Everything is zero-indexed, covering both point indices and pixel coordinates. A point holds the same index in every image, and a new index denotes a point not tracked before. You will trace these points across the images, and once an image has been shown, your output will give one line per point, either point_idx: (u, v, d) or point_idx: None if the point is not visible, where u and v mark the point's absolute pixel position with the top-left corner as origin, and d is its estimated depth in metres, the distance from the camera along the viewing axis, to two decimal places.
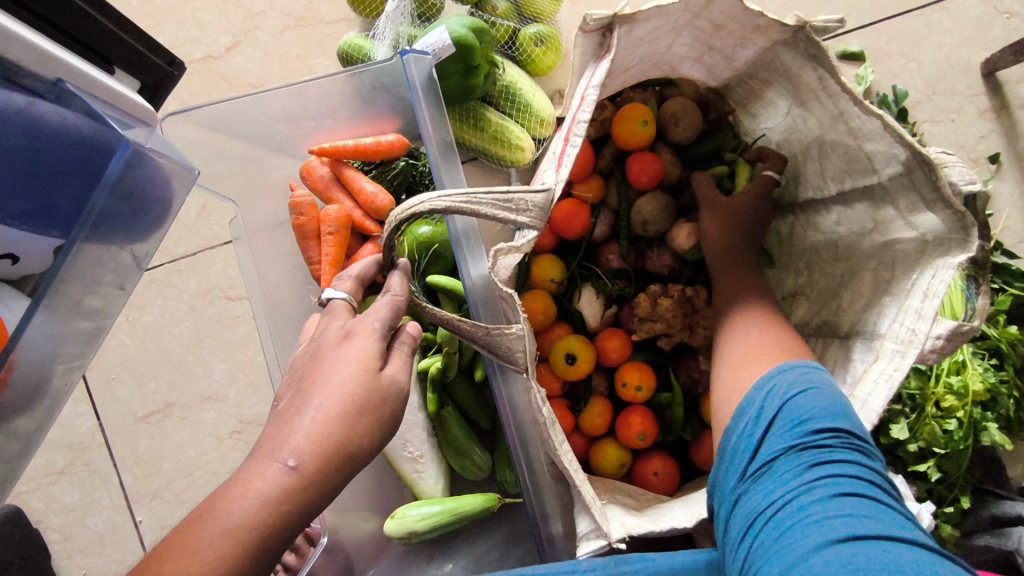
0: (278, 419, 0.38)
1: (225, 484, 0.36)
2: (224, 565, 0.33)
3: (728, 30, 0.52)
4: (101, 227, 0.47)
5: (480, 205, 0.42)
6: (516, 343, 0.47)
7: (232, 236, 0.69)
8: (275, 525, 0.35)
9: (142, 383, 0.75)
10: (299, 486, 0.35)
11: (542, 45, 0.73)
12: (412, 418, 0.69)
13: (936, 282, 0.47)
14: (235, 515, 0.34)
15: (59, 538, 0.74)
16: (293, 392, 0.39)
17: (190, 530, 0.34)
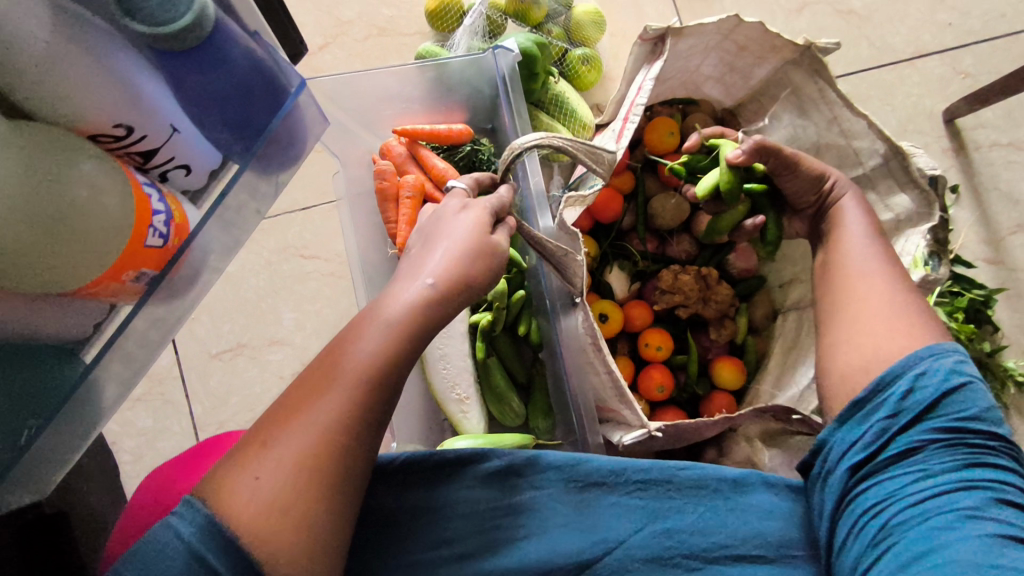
0: (415, 258, 0.49)
1: (378, 298, 0.46)
2: (385, 355, 0.43)
3: (749, 51, 0.67)
4: (264, 156, 0.54)
5: (579, 151, 0.57)
6: (580, 268, 0.61)
7: (336, 194, 0.79)
8: (417, 328, 0.45)
9: (219, 324, 0.85)
10: (434, 298, 0.46)
11: (587, 64, 0.87)
12: (462, 364, 0.80)
13: (908, 245, 0.62)
14: (393, 317, 0.45)
15: (131, 458, 0.82)
16: (422, 243, 0.51)
17: (358, 328, 0.44)
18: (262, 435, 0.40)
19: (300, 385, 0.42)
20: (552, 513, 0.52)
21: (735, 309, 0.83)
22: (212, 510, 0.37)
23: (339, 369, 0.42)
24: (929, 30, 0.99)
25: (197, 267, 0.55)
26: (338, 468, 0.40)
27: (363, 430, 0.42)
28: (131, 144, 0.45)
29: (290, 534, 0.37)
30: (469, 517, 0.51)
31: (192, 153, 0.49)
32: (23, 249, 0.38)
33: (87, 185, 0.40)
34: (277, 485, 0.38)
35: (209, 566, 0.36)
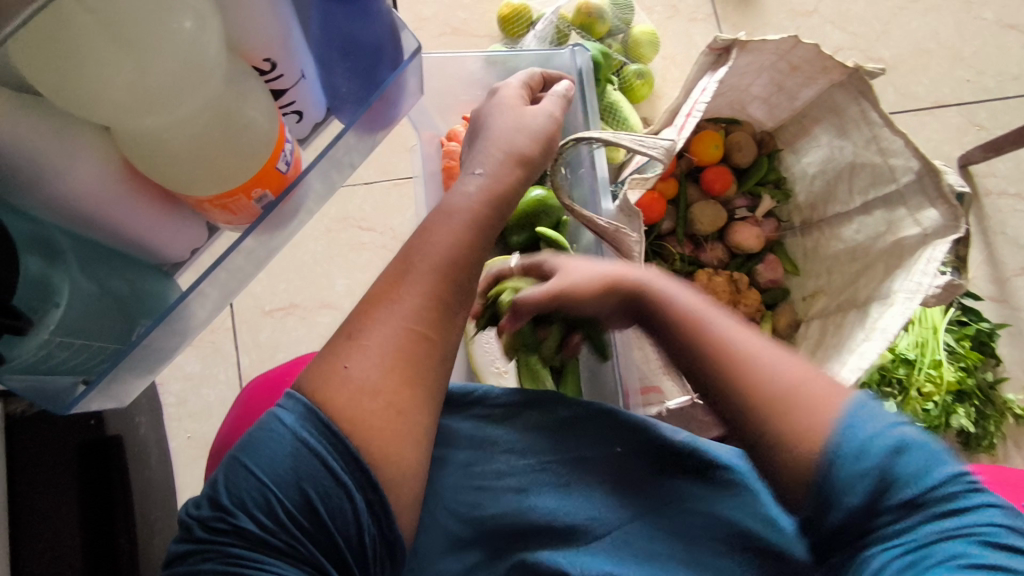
0: (469, 153, 0.53)
1: (446, 197, 0.48)
2: (460, 238, 0.45)
3: (801, 71, 0.74)
4: (368, 120, 0.60)
5: (621, 141, 0.63)
6: (636, 246, 0.65)
7: (413, 172, 0.87)
8: (493, 209, 0.48)
9: (275, 283, 0.89)
10: (489, 180, 0.48)
11: (642, 79, 0.95)
12: (504, 340, 0.84)
13: (935, 253, 0.68)
14: (458, 205, 0.47)
15: (175, 401, 0.85)
16: (471, 142, 0.55)
17: (428, 225, 0.46)
18: (351, 328, 0.42)
19: (380, 280, 0.44)
20: (591, 463, 0.52)
21: (760, 314, 0.89)
22: (313, 401, 0.38)
23: (411, 261, 0.44)
24: (949, 84, 1.08)
25: (298, 206, 0.60)
26: (425, 356, 0.42)
27: (441, 320, 0.43)
28: (269, 82, 0.51)
29: (388, 424, 0.39)
30: (516, 452, 0.53)
31: (305, 101, 0.57)
32: (201, 151, 0.44)
33: (258, 108, 0.46)
34: (369, 372, 0.40)
35: (313, 450, 0.37)
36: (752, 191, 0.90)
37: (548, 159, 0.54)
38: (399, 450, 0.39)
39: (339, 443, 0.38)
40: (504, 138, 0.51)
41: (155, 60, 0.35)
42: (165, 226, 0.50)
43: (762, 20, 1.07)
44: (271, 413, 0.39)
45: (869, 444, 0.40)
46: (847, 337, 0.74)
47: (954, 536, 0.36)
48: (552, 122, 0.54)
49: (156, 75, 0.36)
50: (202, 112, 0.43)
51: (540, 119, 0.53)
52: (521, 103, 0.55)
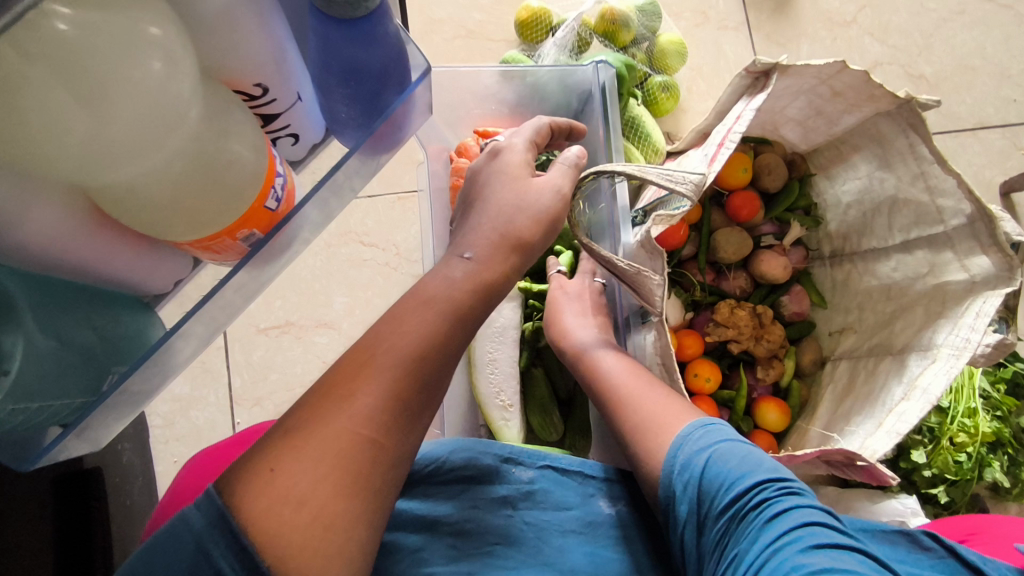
0: (459, 227, 0.50)
1: (425, 278, 0.45)
2: (434, 327, 0.41)
3: (844, 98, 0.68)
4: (373, 146, 0.55)
5: (647, 175, 0.58)
6: (656, 289, 0.59)
7: (420, 186, 0.82)
8: (478, 293, 0.44)
9: (271, 300, 0.84)
10: (482, 264, 0.46)
11: (667, 92, 0.89)
12: (510, 371, 0.79)
13: (986, 306, 0.62)
14: (441, 290, 0.43)
15: (162, 423, 0.81)
16: (463, 209, 0.51)
17: (400, 311, 0.42)
18: (291, 424, 0.36)
19: (336, 370, 0.39)
20: (547, 535, 0.55)
21: (785, 350, 0.84)
22: (228, 503, 0.33)
23: (374, 352, 0.39)
24: (993, 104, 1.01)
25: (292, 238, 0.54)
26: (368, 465, 0.36)
27: (397, 424, 0.38)
28: (260, 106, 0.47)
29: (310, 542, 0.33)
30: (483, 531, 0.54)
31: (301, 124, 0.52)
32: (178, 195, 0.38)
33: (243, 141, 0.41)
34: (298, 479, 0.34)
35: (215, 565, 0.32)
36: (781, 216, 0.84)
37: (550, 241, 0.50)
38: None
39: (247, 559, 0.32)
40: (501, 219, 0.48)
41: (116, 109, 0.30)
42: (142, 262, 0.46)
43: (797, 30, 1.00)
44: (181, 511, 0.33)
45: (697, 469, 0.52)
46: (881, 389, 0.68)
47: (785, 546, 0.43)
48: (559, 201, 0.51)
49: (116, 125, 0.31)
50: (175, 158, 0.37)
51: (546, 199, 0.49)
52: (525, 173, 0.51)
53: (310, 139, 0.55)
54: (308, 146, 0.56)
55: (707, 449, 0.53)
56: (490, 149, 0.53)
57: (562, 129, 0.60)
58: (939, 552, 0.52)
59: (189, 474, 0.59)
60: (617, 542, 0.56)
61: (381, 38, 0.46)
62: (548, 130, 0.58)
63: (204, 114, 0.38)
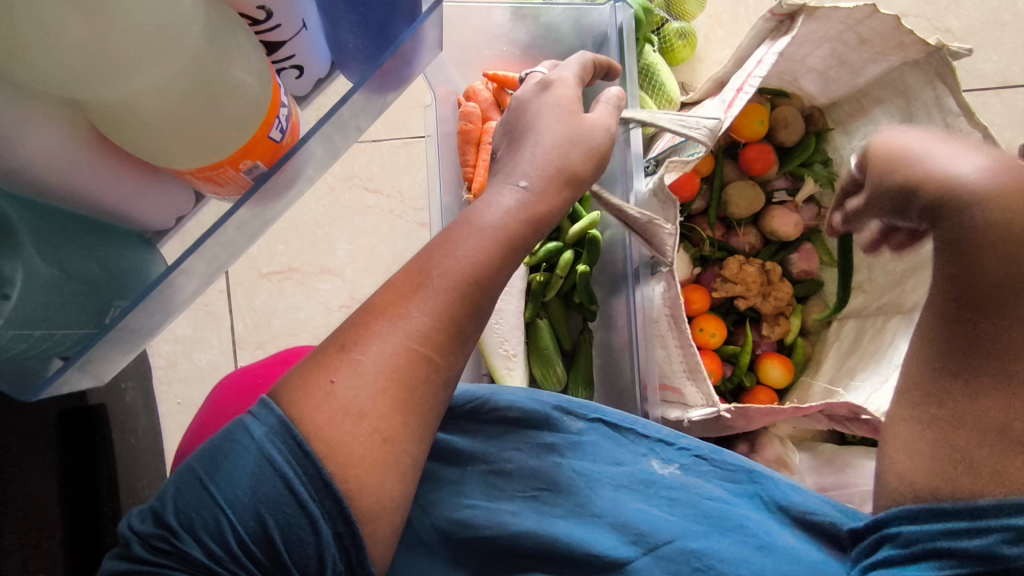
0: (509, 155, 0.46)
1: (471, 210, 0.42)
2: (486, 253, 0.39)
3: (871, 45, 0.66)
4: (380, 81, 0.53)
5: (659, 122, 0.56)
6: (667, 240, 0.58)
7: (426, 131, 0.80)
8: (526, 225, 0.41)
9: (273, 245, 0.83)
10: (533, 195, 0.43)
11: (684, 39, 0.86)
12: (515, 322, 0.78)
13: None
14: (492, 218, 0.40)
15: (165, 364, 0.81)
16: (509, 140, 0.48)
17: (452, 235, 0.39)
18: (345, 338, 0.35)
19: (387, 290, 0.37)
20: (597, 486, 0.50)
21: (792, 308, 0.83)
22: (289, 412, 0.33)
23: (429, 273, 0.37)
24: (1019, 61, 0.98)
25: (296, 174, 0.53)
26: (423, 383, 0.35)
27: (450, 345, 0.37)
28: (265, 32, 0.45)
29: (371, 454, 0.33)
30: (521, 473, 0.50)
31: (308, 55, 0.50)
32: (181, 119, 0.37)
33: (247, 68, 0.39)
34: (357, 392, 0.33)
35: (280, 471, 0.32)
36: (796, 172, 0.83)
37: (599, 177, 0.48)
38: (375, 491, 0.33)
39: (310, 465, 0.32)
40: (557, 151, 0.45)
41: (112, 15, 0.31)
42: (146, 191, 0.45)
43: None
44: (239, 418, 0.33)
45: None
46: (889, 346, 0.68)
47: None
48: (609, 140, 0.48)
49: (115, 31, 0.31)
50: (177, 78, 0.35)
51: (601, 135, 0.46)
52: (579, 110, 0.47)
53: (316, 72, 0.53)
54: (314, 80, 0.54)
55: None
56: (540, 81, 0.49)
57: (603, 68, 0.55)
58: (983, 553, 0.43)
59: (226, 391, 0.56)
60: (670, 503, 0.49)
61: None
62: (593, 66, 0.53)
63: (207, 33, 0.36)
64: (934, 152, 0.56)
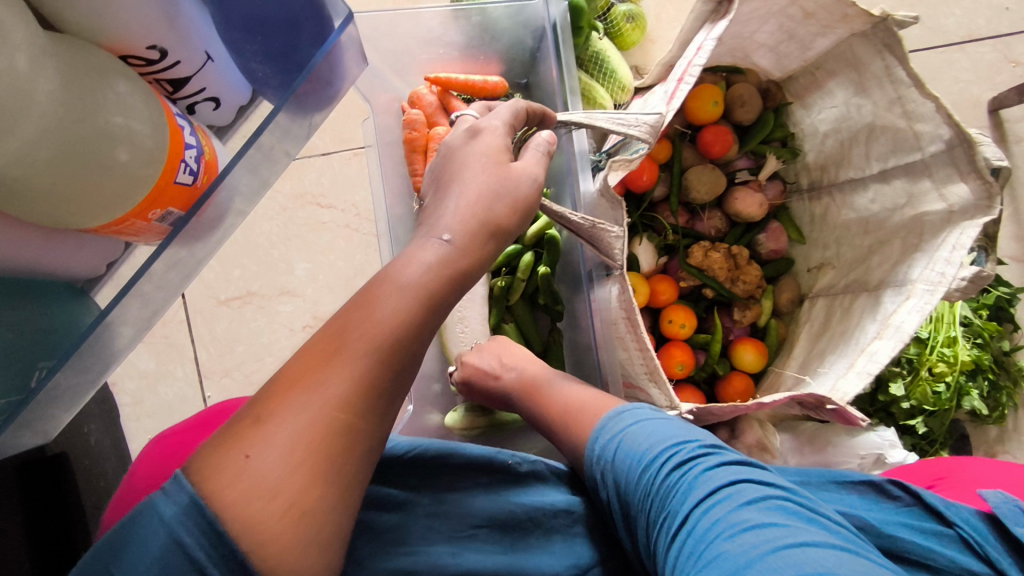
0: (434, 205, 0.47)
1: (393, 261, 0.43)
2: (405, 313, 0.39)
3: (816, 19, 0.64)
4: (303, 102, 0.51)
5: (595, 123, 0.55)
6: (615, 242, 0.56)
7: (366, 142, 0.77)
8: (447, 282, 0.42)
9: (229, 270, 0.82)
10: (455, 252, 0.43)
11: (632, 22, 0.83)
12: (479, 329, 0.76)
13: (963, 238, 0.60)
14: (411, 275, 0.41)
15: (130, 401, 0.79)
16: (435, 189, 0.49)
17: (371, 293, 0.40)
18: (259, 408, 0.34)
19: (301, 356, 0.36)
20: (537, 517, 0.55)
21: (762, 290, 0.81)
22: (200, 492, 0.31)
23: (346, 335, 0.37)
24: (984, 14, 0.96)
25: (222, 210, 0.51)
26: (344, 451, 0.35)
27: (371, 409, 0.36)
28: (161, 71, 0.43)
29: (286, 529, 0.32)
30: (461, 513, 0.54)
31: (221, 84, 0.48)
32: (63, 179, 0.35)
33: (130, 114, 0.37)
34: (273, 466, 0.32)
35: (189, 553, 0.30)
36: (759, 150, 0.81)
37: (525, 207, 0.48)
38: (290, 566, 0.32)
39: (224, 545, 0.31)
40: (481, 203, 0.46)
41: None
42: (56, 249, 0.43)
43: None
44: (149, 497, 0.31)
45: (609, 453, 0.54)
46: (855, 327, 0.67)
47: (735, 529, 0.42)
48: (535, 189, 0.50)
49: None
50: (40, 144, 0.33)
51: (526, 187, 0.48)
52: (505, 158, 0.49)
53: (236, 100, 0.51)
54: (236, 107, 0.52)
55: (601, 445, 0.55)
56: (468, 128, 0.50)
57: (535, 117, 0.55)
58: (906, 501, 0.54)
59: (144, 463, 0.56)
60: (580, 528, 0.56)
61: None
62: (526, 113, 0.54)
63: (69, 88, 0.34)
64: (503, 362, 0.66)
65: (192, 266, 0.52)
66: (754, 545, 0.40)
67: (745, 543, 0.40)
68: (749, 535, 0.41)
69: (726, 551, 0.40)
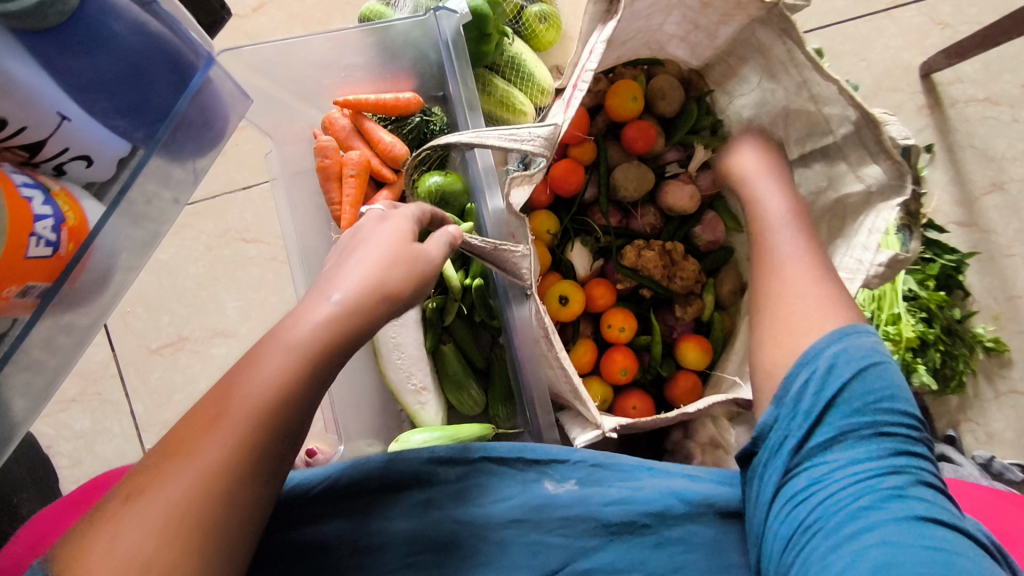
0: (332, 266, 0.41)
1: (283, 319, 0.38)
2: (292, 374, 0.35)
3: (714, 8, 0.63)
4: (175, 142, 0.50)
5: (484, 143, 0.52)
6: (522, 262, 0.55)
7: (270, 175, 0.74)
8: (337, 342, 0.37)
9: (157, 317, 0.80)
10: (348, 312, 0.38)
11: (545, 22, 0.80)
12: (417, 354, 0.75)
13: (879, 220, 0.60)
14: (300, 335, 0.36)
15: (69, 463, 0.77)
16: (340, 250, 0.42)
17: (256, 352, 0.36)
18: (133, 483, 0.32)
19: (184, 421, 0.33)
20: (481, 532, 0.52)
21: (702, 285, 0.80)
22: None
23: (228, 400, 0.34)
24: None
25: (104, 272, 0.49)
26: (220, 520, 0.32)
27: (253, 471, 0.34)
28: (11, 139, 0.40)
29: None
30: (383, 548, 0.50)
31: (93, 141, 0.44)
32: None
33: None
34: (140, 543, 0.30)
35: None
36: (687, 142, 0.79)
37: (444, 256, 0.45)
38: None
39: None
40: (380, 266, 0.40)
41: None
42: None
43: None
44: None
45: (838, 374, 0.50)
46: None
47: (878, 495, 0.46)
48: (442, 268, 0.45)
49: None
50: None
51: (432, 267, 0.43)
52: (413, 237, 0.43)
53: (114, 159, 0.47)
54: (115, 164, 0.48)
55: (840, 340, 0.52)
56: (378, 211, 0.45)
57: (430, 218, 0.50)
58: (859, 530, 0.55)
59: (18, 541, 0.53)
60: (561, 525, 0.53)
61: (131, 28, 0.43)
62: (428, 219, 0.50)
63: None
64: (747, 166, 0.66)
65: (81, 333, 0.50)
66: (897, 517, 0.45)
67: (897, 521, 0.44)
68: (893, 506, 0.45)
69: (872, 519, 0.45)
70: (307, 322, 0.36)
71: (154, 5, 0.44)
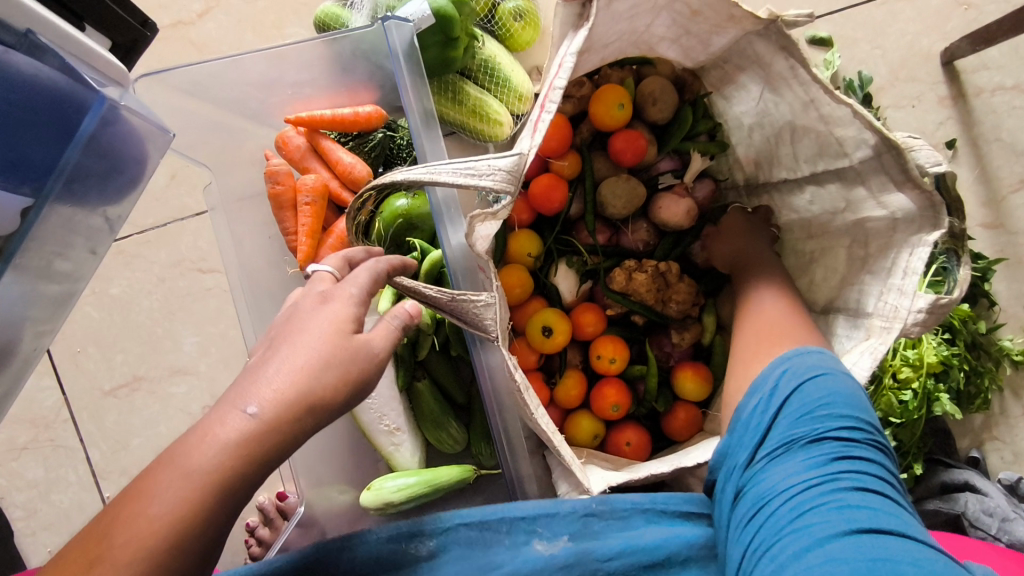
0: (253, 368, 0.38)
1: (187, 435, 0.35)
2: (186, 508, 0.33)
3: (704, 17, 0.56)
4: (73, 187, 0.53)
5: (435, 180, 0.45)
6: (483, 312, 0.49)
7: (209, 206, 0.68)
8: (247, 467, 0.35)
9: (110, 356, 0.74)
10: (260, 432, 0.35)
11: (521, 20, 0.72)
12: (386, 393, 0.68)
13: (915, 259, 0.54)
14: (198, 461, 0.33)
15: (22, 515, 0.72)
16: (267, 344, 0.40)
17: (149, 480, 0.33)
18: None
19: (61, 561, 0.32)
20: None
21: (700, 307, 0.72)
22: None
23: (108, 541, 0.32)
24: None
25: None
26: None
27: None
28: None
29: None
30: None
31: None
32: None
33: None
34: None
35: None
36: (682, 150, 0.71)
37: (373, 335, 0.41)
38: None
39: None
40: (302, 374, 0.37)
41: None
42: None
43: None
44: None
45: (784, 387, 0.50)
46: None
47: (822, 504, 0.44)
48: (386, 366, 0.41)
49: None
50: None
51: (373, 366, 0.40)
52: (352, 329, 0.40)
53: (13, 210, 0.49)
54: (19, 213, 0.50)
55: (782, 364, 0.51)
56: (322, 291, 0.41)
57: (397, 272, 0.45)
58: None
59: None
60: None
61: None
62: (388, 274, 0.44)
63: None
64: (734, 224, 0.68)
65: (7, 386, 0.58)
66: (835, 526, 0.42)
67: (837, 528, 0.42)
68: (832, 513, 0.43)
69: (807, 523, 0.43)
70: (210, 447, 0.34)
71: (30, 36, 0.46)
